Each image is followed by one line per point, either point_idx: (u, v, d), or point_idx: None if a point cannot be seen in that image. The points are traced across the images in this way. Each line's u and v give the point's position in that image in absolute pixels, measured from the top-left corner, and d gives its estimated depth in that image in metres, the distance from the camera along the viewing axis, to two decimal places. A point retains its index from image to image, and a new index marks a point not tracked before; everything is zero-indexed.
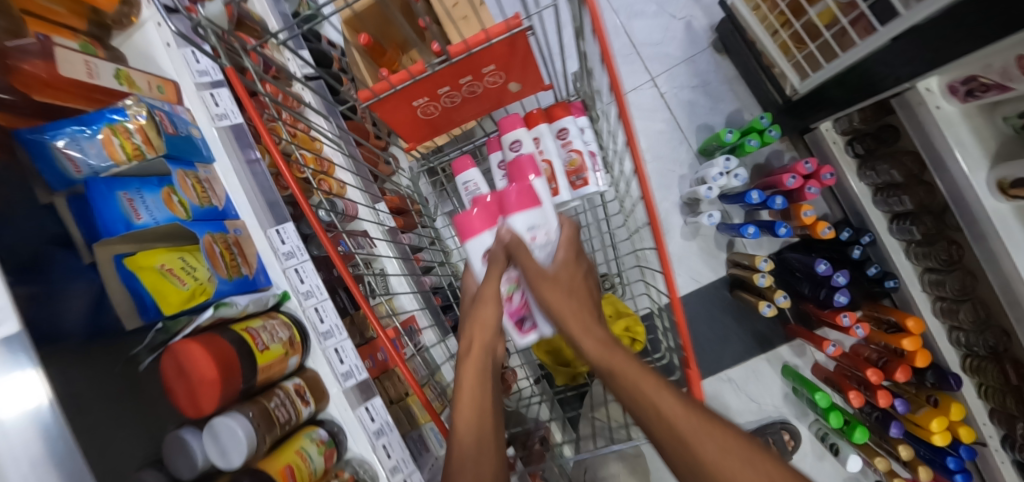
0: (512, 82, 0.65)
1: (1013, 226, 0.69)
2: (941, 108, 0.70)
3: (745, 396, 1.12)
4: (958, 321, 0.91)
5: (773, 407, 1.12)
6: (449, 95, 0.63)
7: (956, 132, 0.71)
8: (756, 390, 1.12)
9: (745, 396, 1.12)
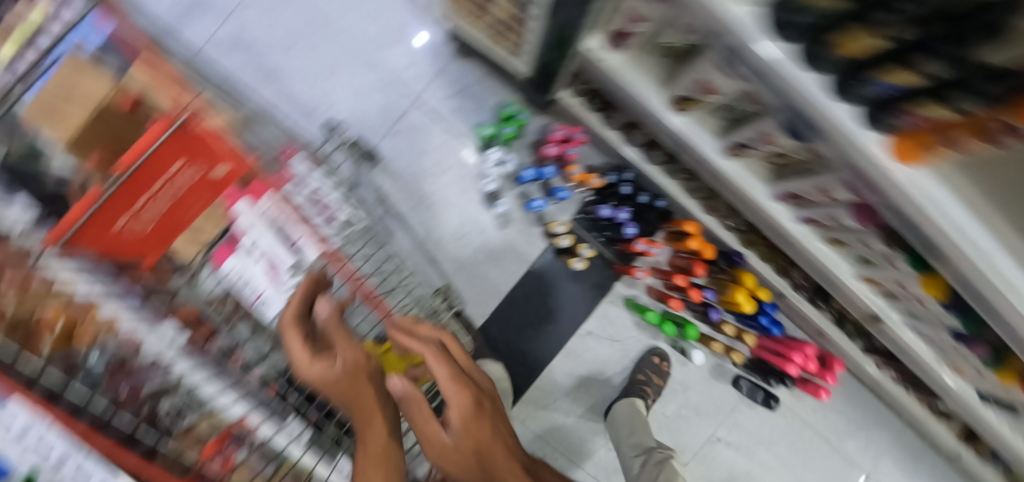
0: (212, 167, 0.69)
1: (698, 132, 0.84)
2: (607, 61, 0.84)
3: (607, 339, 1.24)
4: (715, 216, 1.08)
5: (637, 339, 1.25)
6: (149, 205, 0.65)
7: (629, 76, 0.84)
8: (614, 330, 1.24)
9: (608, 339, 1.24)
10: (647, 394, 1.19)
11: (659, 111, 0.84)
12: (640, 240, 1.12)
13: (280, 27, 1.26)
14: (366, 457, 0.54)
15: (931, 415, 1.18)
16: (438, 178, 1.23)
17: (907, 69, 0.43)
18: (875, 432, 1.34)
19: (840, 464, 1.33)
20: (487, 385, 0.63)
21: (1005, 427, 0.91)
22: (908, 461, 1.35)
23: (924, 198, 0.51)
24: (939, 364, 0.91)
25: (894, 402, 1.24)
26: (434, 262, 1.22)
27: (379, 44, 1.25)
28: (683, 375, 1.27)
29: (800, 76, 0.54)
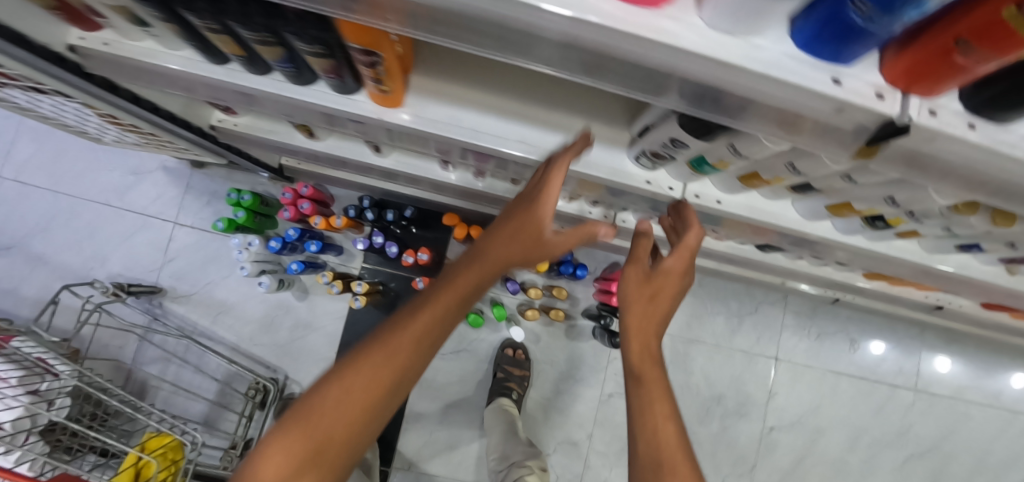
0: None
1: (347, 146, 0.83)
2: (235, 123, 0.84)
3: (452, 354, 1.20)
4: (459, 199, 1.00)
5: (480, 340, 1.20)
6: None
7: (261, 127, 0.83)
8: (454, 343, 1.20)
9: (453, 353, 1.20)
10: (512, 391, 1.12)
11: (303, 144, 0.82)
12: (410, 253, 1.04)
13: (20, 213, 1.21)
14: (350, 370, 0.37)
15: (775, 277, 1.15)
16: (226, 283, 1.22)
17: (266, 49, 0.45)
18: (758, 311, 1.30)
19: (741, 359, 1.28)
20: (402, 370, 0.38)
21: (788, 261, 0.90)
22: (802, 323, 1.31)
23: (429, 124, 0.52)
24: (702, 241, 0.86)
25: (744, 279, 1.21)
26: (254, 362, 1.19)
27: (122, 190, 1.23)
28: (544, 353, 1.21)
29: (262, 81, 0.55)
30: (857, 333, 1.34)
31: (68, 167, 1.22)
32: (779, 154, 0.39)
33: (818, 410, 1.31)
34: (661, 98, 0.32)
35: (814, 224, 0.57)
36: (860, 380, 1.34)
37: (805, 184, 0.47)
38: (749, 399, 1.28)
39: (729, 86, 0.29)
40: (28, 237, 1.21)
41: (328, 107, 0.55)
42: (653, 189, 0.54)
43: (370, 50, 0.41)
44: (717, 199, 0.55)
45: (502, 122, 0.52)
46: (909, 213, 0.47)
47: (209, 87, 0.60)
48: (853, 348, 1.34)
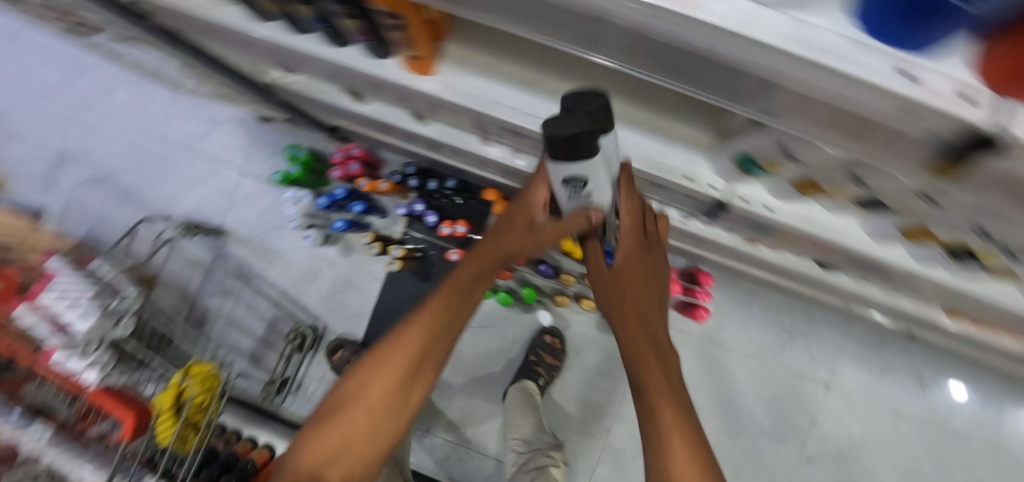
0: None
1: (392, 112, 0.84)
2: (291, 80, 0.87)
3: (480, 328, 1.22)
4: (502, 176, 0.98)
5: (512, 320, 1.21)
6: None
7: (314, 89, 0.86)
8: (484, 317, 1.22)
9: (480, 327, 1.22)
10: (540, 376, 1.11)
11: (351, 106, 0.84)
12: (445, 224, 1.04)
13: (117, 148, 1.39)
14: (346, 399, 0.52)
15: (836, 299, 1.03)
16: (280, 233, 1.30)
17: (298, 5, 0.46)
18: (809, 334, 1.19)
19: (783, 380, 1.19)
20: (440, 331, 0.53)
21: (855, 284, 0.79)
22: (862, 353, 1.19)
23: (465, 96, 0.52)
24: (753, 248, 0.80)
25: (800, 296, 1.11)
26: (298, 309, 1.27)
27: (199, 136, 1.37)
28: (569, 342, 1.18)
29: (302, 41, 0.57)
30: (929, 375, 1.19)
31: (156, 111, 1.39)
32: (839, 163, 0.35)
33: (870, 450, 1.18)
34: (737, 103, 0.31)
35: (888, 246, 0.50)
36: (927, 426, 1.18)
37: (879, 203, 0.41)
38: (789, 425, 1.18)
39: (786, 79, 0.26)
40: (121, 170, 1.38)
41: (364, 71, 0.56)
42: (692, 185, 0.52)
43: (397, 14, 0.40)
44: (766, 206, 0.51)
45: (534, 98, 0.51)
46: (1006, 250, 0.40)
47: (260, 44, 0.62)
48: (923, 391, 1.18)
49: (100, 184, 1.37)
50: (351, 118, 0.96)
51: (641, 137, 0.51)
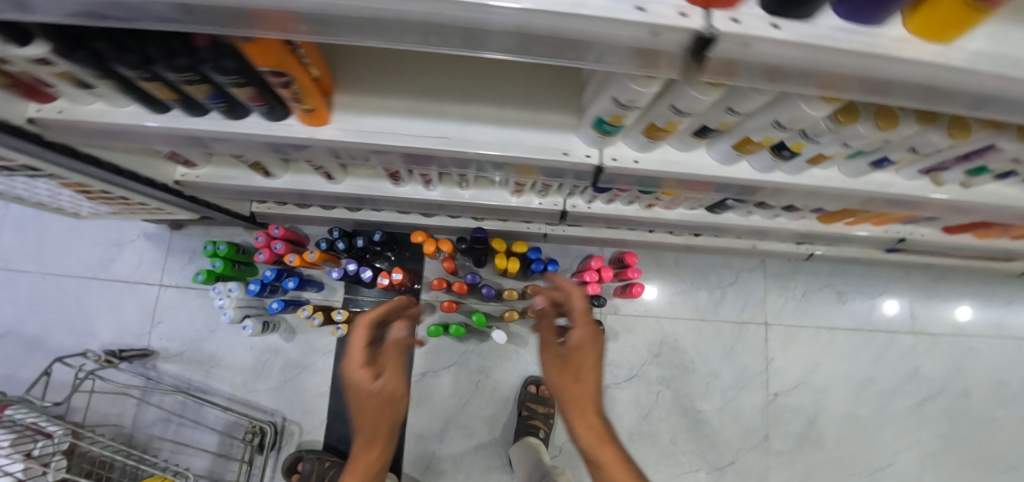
0: None
1: (306, 179, 0.86)
2: (198, 174, 0.89)
3: (445, 368, 1.20)
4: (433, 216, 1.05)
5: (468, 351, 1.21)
6: None
7: (226, 174, 0.88)
8: (446, 357, 1.20)
9: (445, 368, 1.20)
10: (539, 428, 1.15)
11: (265, 184, 0.87)
12: (383, 275, 1.07)
13: (9, 300, 1.28)
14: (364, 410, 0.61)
15: (739, 243, 1.15)
16: (217, 333, 1.25)
17: (235, 111, 0.58)
18: (750, 278, 1.32)
19: (727, 329, 1.29)
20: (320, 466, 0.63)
21: (742, 218, 0.90)
22: (786, 285, 1.33)
23: (357, 134, 0.57)
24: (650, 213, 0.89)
25: (717, 250, 1.22)
26: (253, 408, 1.20)
27: (106, 261, 1.30)
28: (534, 356, 1.22)
29: (202, 122, 0.60)
30: (837, 280, 1.35)
31: (54, 250, 1.31)
32: (659, 95, 0.44)
33: (820, 369, 1.31)
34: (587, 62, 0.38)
35: (734, 167, 0.60)
36: (855, 331, 1.34)
37: (704, 126, 0.51)
38: (744, 370, 1.28)
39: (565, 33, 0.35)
40: (20, 321, 1.27)
41: (263, 134, 0.59)
42: (618, 164, 0.58)
43: (278, 69, 0.47)
44: (634, 159, 0.58)
45: (428, 120, 0.58)
46: (804, 134, 0.49)
47: (167, 135, 0.62)
48: (842, 301, 1.34)
49: (1, 343, 1.26)
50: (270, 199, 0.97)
51: (523, 131, 0.57)
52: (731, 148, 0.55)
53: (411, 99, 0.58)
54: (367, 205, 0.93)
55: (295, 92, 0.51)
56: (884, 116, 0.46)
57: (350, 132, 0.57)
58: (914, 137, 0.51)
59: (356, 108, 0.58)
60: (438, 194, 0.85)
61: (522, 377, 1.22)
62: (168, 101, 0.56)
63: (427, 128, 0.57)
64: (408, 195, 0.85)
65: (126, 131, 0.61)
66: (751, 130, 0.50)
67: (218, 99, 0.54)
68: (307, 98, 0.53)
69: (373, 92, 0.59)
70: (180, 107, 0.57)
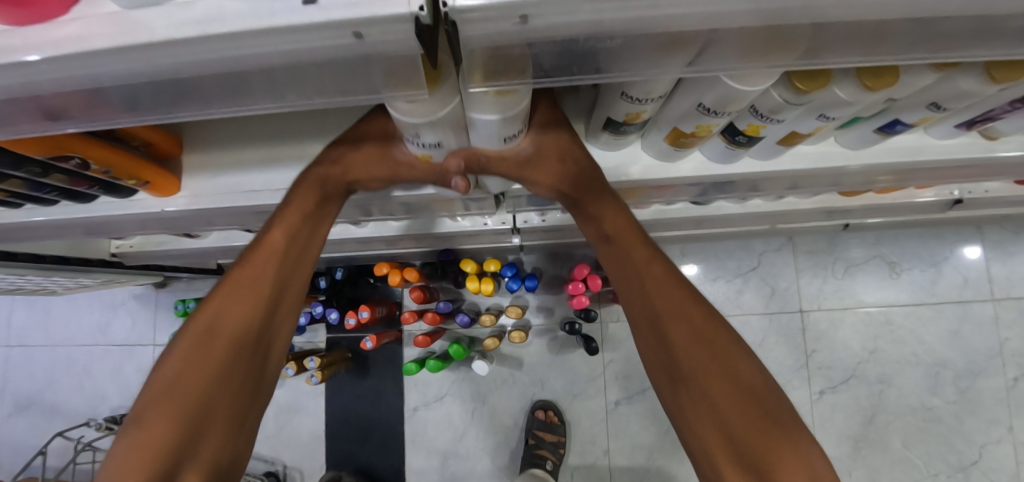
0: None
1: (235, 234, 0.78)
2: (131, 243, 0.81)
3: (437, 401, 1.09)
4: (391, 246, 0.90)
5: (461, 381, 1.09)
6: None
7: (155, 242, 0.80)
8: (435, 389, 1.09)
9: (437, 400, 1.09)
10: (546, 460, 0.99)
11: (194, 246, 0.78)
12: (352, 315, 0.94)
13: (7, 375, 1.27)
14: (261, 251, 0.41)
15: (754, 227, 0.95)
16: None
17: (75, 196, 0.49)
18: (778, 261, 1.10)
19: (755, 323, 1.08)
20: (263, 365, 0.40)
21: (737, 205, 0.74)
22: (822, 262, 1.11)
23: (213, 200, 0.48)
24: None
25: (729, 235, 1.02)
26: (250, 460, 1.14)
27: (82, 326, 1.25)
28: (531, 377, 1.08)
29: (59, 211, 0.52)
30: (884, 250, 1.12)
31: (34, 321, 1.27)
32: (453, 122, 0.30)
33: (875, 357, 1.09)
34: (385, 93, 0.23)
35: (681, 162, 0.45)
36: (915, 307, 1.11)
37: (610, 120, 0.37)
38: (778, 368, 1.08)
39: (313, 58, 0.20)
40: (19, 395, 1.25)
41: (124, 215, 0.51)
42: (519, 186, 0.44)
43: (60, 155, 0.38)
44: None
45: (285, 172, 0.47)
46: (752, 111, 0.34)
47: (18, 219, 0.53)
48: (894, 273, 1.12)
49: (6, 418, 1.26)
50: (214, 256, 0.88)
51: None
52: (663, 141, 0.40)
53: (270, 143, 0.47)
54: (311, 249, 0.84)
55: (104, 169, 0.42)
56: (869, 68, 0.30)
57: (205, 198, 0.48)
58: (934, 88, 0.34)
59: (213, 167, 0.48)
60: (373, 226, 0.75)
61: (525, 401, 1.08)
62: (7, 199, 0.48)
63: (289, 178, 0.47)
64: (340, 234, 0.75)
65: None
66: (676, 119, 0.35)
67: (44, 190, 0.45)
68: (129, 174, 0.43)
69: (229, 140, 0.48)
70: (26, 201, 0.49)
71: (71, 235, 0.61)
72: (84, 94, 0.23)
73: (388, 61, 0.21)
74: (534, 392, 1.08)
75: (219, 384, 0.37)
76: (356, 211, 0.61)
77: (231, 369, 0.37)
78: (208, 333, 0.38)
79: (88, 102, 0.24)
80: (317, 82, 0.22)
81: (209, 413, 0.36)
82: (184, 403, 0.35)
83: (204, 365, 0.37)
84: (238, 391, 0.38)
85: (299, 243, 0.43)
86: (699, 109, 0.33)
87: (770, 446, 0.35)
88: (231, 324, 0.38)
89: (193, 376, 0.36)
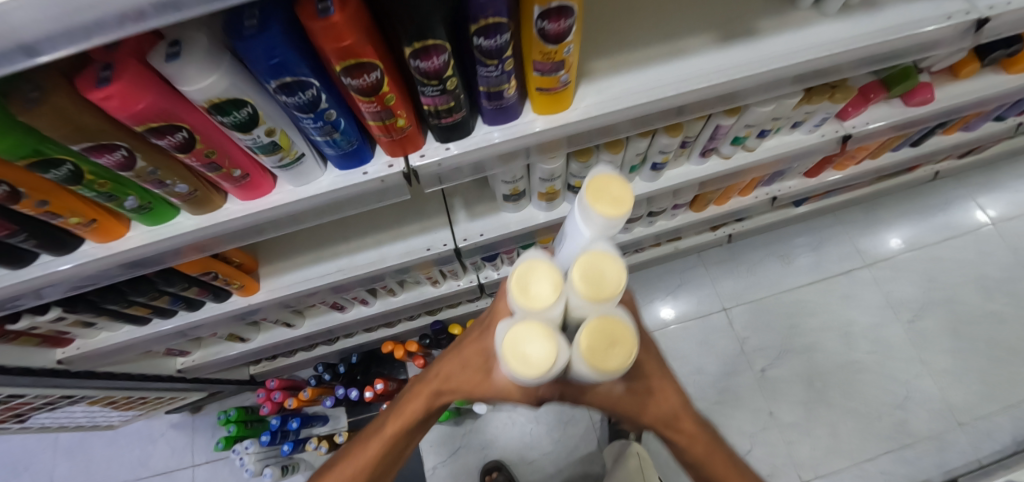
0: None
1: (276, 333, 1.01)
2: (193, 358, 1.02)
3: (451, 456, 1.24)
4: (394, 323, 1.16)
5: (469, 433, 1.26)
6: None
7: (212, 352, 1.01)
8: (448, 446, 1.25)
9: (451, 456, 1.24)
10: None
11: (243, 348, 1.00)
12: (370, 388, 1.14)
13: None
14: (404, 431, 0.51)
15: (662, 248, 1.26)
16: None
17: (190, 306, 0.74)
18: (697, 273, 1.39)
19: (695, 326, 1.33)
20: None
21: (629, 233, 1.06)
22: (730, 266, 1.41)
23: (280, 290, 0.75)
24: None
25: (650, 260, 1.32)
26: None
27: None
28: (527, 414, 1.26)
29: (171, 321, 0.76)
30: (771, 248, 1.45)
31: None
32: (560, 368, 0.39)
33: (795, 330, 1.34)
34: (391, 200, 0.53)
35: (557, 210, 0.77)
36: (811, 284, 1.41)
37: (504, 194, 0.69)
38: (724, 357, 1.30)
39: (364, 191, 0.51)
40: None
41: (217, 314, 0.76)
42: (468, 242, 0.74)
43: (205, 271, 0.65)
44: (480, 233, 0.75)
45: (323, 263, 0.75)
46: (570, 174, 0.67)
47: (138, 333, 0.76)
48: (786, 262, 1.43)
49: None
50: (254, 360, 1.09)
51: (396, 243, 0.75)
52: (540, 200, 0.73)
53: (314, 249, 0.76)
54: (333, 335, 1.08)
55: (223, 278, 0.69)
56: (609, 145, 0.64)
57: (275, 291, 0.75)
58: (654, 145, 0.68)
59: (280, 271, 0.76)
60: (378, 304, 1.01)
61: (525, 437, 1.25)
62: (145, 314, 0.72)
63: (327, 267, 0.75)
64: (354, 315, 1.00)
65: (114, 344, 0.76)
66: (536, 186, 0.68)
67: (177, 302, 0.71)
68: (236, 280, 0.71)
69: (288, 253, 0.77)
70: (154, 315, 0.74)
71: (163, 347, 0.83)
72: (261, 224, 0.52)
73: (393, 188, 0.52)
74: (531, 428, 1.25)
75: None
76: (367, 289, 0.89)
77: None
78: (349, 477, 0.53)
79: (260, 228, 0.53)
80: (366, 200, 0.52)
81: None
82: None
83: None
84: None
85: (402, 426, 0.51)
86: (542, 178, 0.65)
87: None
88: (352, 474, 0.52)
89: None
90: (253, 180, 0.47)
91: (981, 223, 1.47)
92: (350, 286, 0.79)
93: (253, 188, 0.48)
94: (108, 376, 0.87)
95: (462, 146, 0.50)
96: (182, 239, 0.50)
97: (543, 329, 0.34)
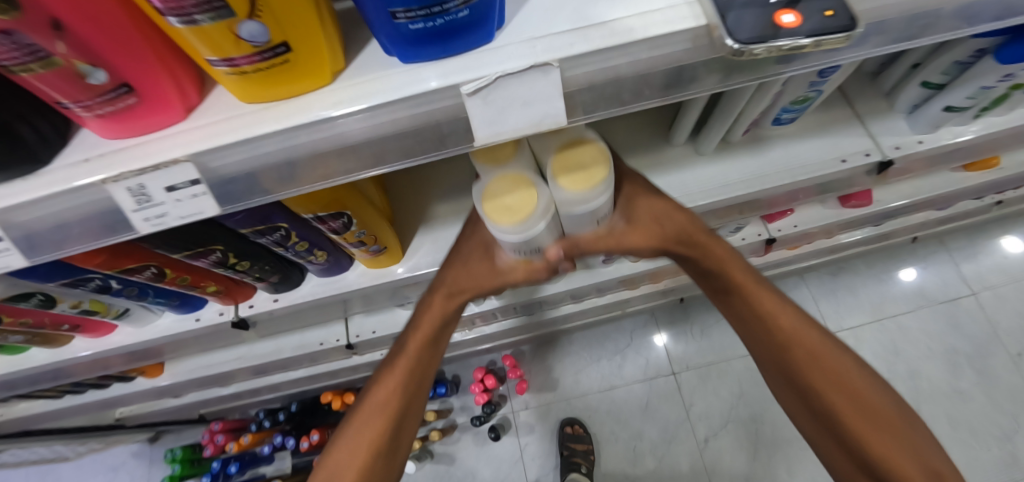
0: None
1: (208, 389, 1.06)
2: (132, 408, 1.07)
3: None
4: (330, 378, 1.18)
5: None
6: None
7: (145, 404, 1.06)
8: None
9: None
10: None
11: (176, 403, 1.05)
12: (305, 439, 1.18)
13: None
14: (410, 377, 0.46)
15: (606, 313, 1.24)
16: None
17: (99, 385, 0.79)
18: (648, 333, 1.37)
19: (639, 389, 1.31)
20: (401, 456, 0.49)
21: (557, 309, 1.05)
22: (683, 328, 1.37)
23: (182, 376, 0.78)
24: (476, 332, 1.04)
25: (596, 322, 1.31)
26: None
27: None
28: (463, 469, 1.27)
29: (85, 396, 0.81)
30: None
31: None
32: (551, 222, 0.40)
33: (745, 399, 1.28)
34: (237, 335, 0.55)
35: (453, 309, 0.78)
36: None
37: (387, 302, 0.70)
38: (666, 424, 1.28)
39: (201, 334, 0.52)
40: None
41: (125, 392, 0.80)
42: (360, 339, 0.76)
43: None
44: (373, 330, 0.77)
45: (223, 352, 0.79)
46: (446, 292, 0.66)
47: (53, 406, 0.81)
48: None
49: None
50: (194, 408, 1.14)
51: (292, 337, 0.77)
52: None
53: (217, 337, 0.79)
54: (266, 390, 1.11)
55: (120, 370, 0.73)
56: None
57: (178, 375, 0.79)
58: None
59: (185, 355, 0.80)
60: (304, 369, 1.04)
61: None
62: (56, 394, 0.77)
63: (227, 356, 0.78)
64: (280, 378, 1.04)
65: (33, 414, 0.81)
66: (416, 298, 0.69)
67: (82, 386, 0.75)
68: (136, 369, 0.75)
69: None
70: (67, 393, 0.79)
71: (87, 412, 0.89)
72: (114, 356, 0.55)
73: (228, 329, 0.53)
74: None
75: (377, 458, 0.46)
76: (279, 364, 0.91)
77: (373, 444, 0.46)
78: (363, 418, 0.47)
79: (116, 358, 0.56)
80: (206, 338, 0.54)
81: (362, 477, 0.45)
82: (349, 462, 0.46)
83: (366, 437, 0.46)
84: (380, 465, 0.46)
85: (419, 342, 0.47)
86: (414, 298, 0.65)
87: (878, 449, 0.42)
88: (381, 404, 0.47)
89: (351, 448, 0.46)
90: (91, 327, 0.50)
91: (959, 293, 1.38)
92: (252, 370, 0.82)
93: (94, 330, 0.51)
94: (45, 431, 0.93)
95: (292, 298, 0.51)
96: (30, 372, 0.52)
97: (518, 174, 0.37)
